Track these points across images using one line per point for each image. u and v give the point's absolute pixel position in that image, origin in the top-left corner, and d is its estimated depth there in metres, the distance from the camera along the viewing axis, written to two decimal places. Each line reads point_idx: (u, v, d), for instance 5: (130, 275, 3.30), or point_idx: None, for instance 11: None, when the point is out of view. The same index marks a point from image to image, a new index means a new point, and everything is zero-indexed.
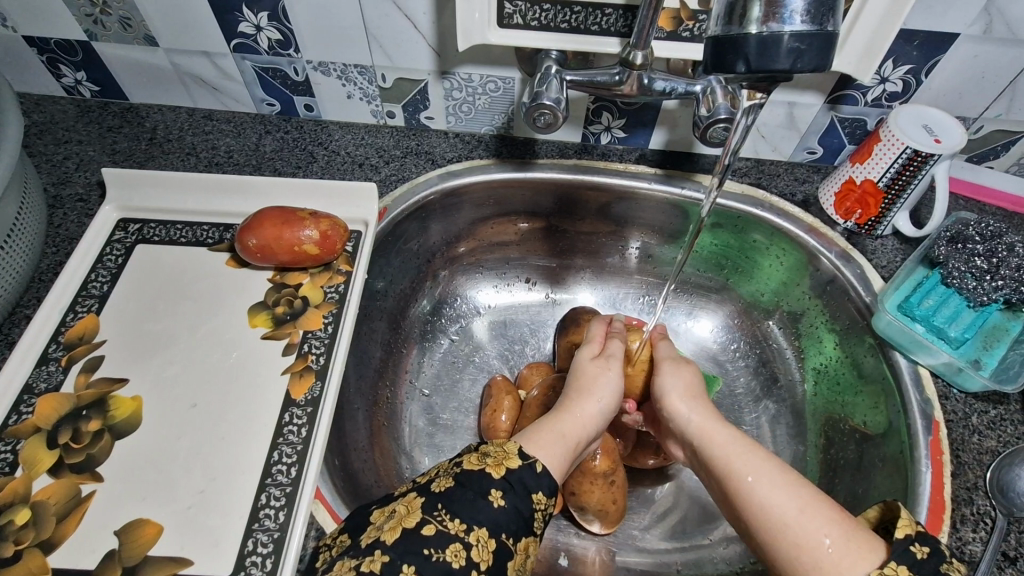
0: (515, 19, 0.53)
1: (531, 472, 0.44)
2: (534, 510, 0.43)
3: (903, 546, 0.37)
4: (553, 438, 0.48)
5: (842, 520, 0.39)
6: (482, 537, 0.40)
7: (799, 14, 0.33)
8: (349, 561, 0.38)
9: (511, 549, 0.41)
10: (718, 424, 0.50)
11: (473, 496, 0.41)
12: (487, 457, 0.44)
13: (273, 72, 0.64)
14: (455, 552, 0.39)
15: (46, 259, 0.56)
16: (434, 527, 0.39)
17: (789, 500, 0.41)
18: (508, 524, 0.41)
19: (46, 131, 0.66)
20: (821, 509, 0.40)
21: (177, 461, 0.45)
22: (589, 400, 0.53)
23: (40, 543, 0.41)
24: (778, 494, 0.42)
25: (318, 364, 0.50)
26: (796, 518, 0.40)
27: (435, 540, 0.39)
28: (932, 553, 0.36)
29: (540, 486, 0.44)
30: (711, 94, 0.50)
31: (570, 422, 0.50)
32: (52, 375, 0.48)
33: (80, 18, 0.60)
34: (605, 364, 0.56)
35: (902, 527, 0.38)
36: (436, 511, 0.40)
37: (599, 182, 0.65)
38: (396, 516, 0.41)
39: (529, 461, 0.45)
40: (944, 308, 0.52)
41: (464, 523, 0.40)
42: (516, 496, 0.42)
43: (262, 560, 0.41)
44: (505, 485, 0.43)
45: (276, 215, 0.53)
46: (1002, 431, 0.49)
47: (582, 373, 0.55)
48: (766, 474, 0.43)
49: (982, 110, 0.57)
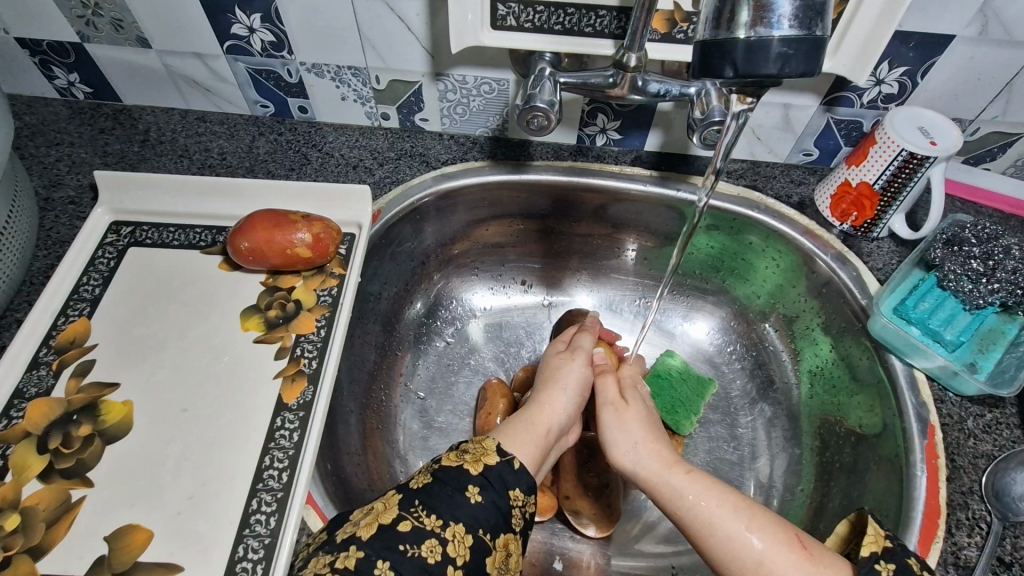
0: (509, 21, 0.53)
1: (508, 468, 0.45)
2: (511, 506, 0.43)
3: (869, 565, 0.37)
4: (522, 429, 0.50)
5: (802, 561, 0.38)
6: (459, 532, 0.40)
7: (787, 19, 0.32)
8: (325, 557, 0.37)
9: (489, 545, 0.40)
10: (667, 469, 0.47)
11: (450, 491, 0.41)
12: (465, 454, 0.45)
13: (267, 74, 0.63)
14: (430, 548, 0.38)
15: (38, 262, 0.56)
16: (410, 523, 0.39)
17: (749, 551, 0.40)
18: (486, 520, 0.41)
19: (38, 133, 0.66)
20: (781, 554, 0.39)
21: (167, 466, 0.45)
22: (557, 390, 0.54)
23: (29, 549, 0.40)
24: (737, 545, 0.40)
25: (310, 369, 0.50)
26: (757, 573, 0.39)
27: (410, 535, 0.39)
28: (897, 571, 0.36)
29: (518, 483, 0.45)
30: (705, 97, 0.50)
31: (538, 413, 0.52)
32: (43, 379, 0.48)
33: (71, 20, 0.60)
34: (570, 356, 0.57)
35: (869, 544, 0.39)
36: (413, 508, 0.40)
37: (594, 184, 0.65)
38: (374, 512, 0.40)
39: (506, 457, 0.45)
40: (939, 312, 0.53)
41: (441, 518, 0.40)
42: (494, 492, 0.43)
43: (252, 566, 0.41)
44: (483, 481, 0.43)
45: (267, 218, 0.53)
46: (997, 435, 0.49)
47: (548, 367, 0.57)
48: (722, 524, 0.42)
49: (979, 112, 0.57)
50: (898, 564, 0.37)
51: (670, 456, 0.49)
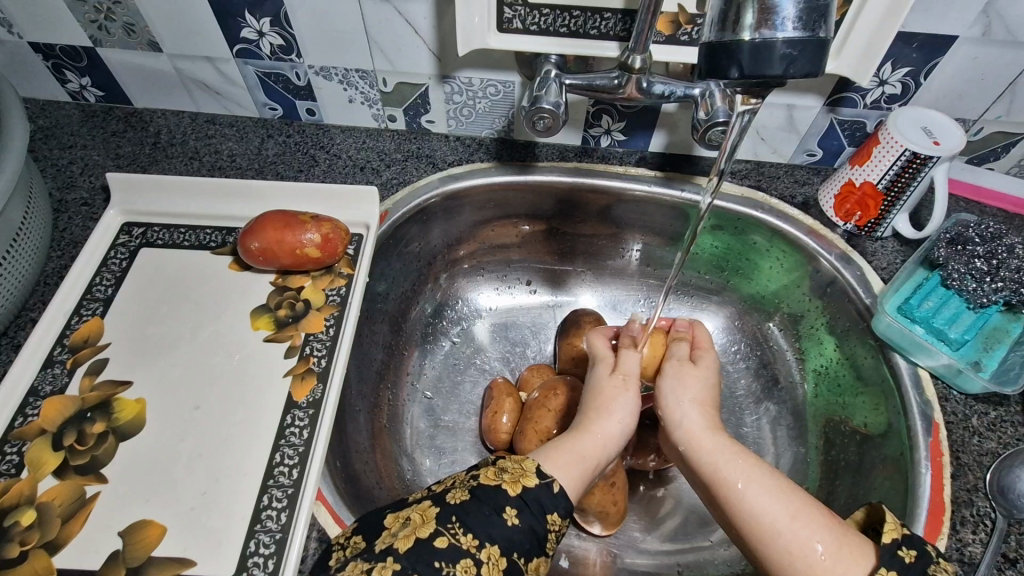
0: (515, 24, 0.53)
1: (547, 492, 0.44)
2: (548, 530, 0.43)
3: (891, 551, 0.38)
4: (574, 460, 0.48)
5: (833, 524, 0.40)
6: (494, 554, 0.40)
7: (791, 21, 0.33)
8: (361, 564, 0.39)
9: (523, 568, 0.41)
10: (709, 431, 0.49)
11: (487, 512, 0.42)
12: (504, 473, 0.44)
13: (275, 77, 0.64)
14: (465, 567, 0.39)
15: (51, 263, 0.57)
16: (446, 539, 0.40)
17: (783, 507, 0.42)
18: (521, 543, 0.41)
19: (51, 135, 0.67)
20: (812, 516, 0.41)
21: (180, 462, 0.45)
22: (609, 420, 0.51)
23: (45, 543, 0.41)
24: (770, 501, 0.42)
25: (319, 367, 0.51)
26: (789, 525, 0.41)
27: (447, 553, 0.39)
28: (919, 557, 0.37)
29: (555, 506, 0.44)
30: (709, 98, 0.50)
31: (589, 442, 0.50)
32: (58, 377, 0.49)
33: (84, 25, 0.61)
34: (623, 382, 0.54)
35: (889, 530, 0.39)
36: (450, 524, 0.41)
37: (599, 185, 0.65)
38: (410, 525, 0.41)
39: (546, 480, 0.45)
40: (943, 310, 0.53)
41: (476, 538, 0.40)
42: (530, 514, 0.43)
43: (265, 561, 0.41)
44: (520, 504, 0.43)
45: (277, 218, 0.53)
46: (1002, 433, 0.49)
47: (598, 393, 0.54)
48: (758, 484, 0.44)
49: (982, 112, 0.57)
50: (918, 551, 0.38)
51: (714, 422, 0.51)
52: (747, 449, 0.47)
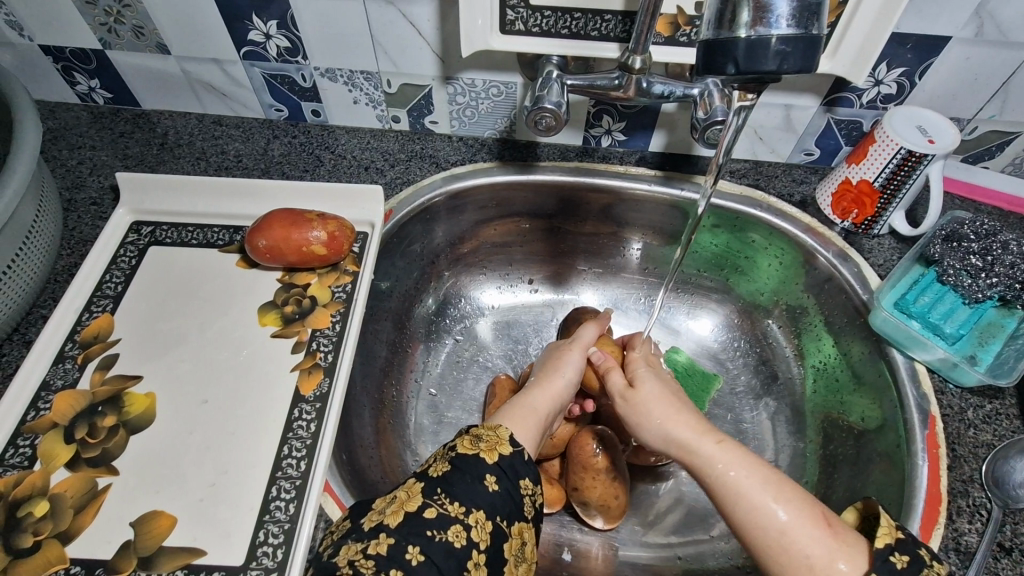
0: (518, 25, 0.54)
1: (520, 458, 0.46)
2: (523, 495, 0.44)
3: (883, 556, 0.38)
4: (523, 411, 0.51)
5: (826, 537, 0.40)
6: (481, 519, 0.41)
7: (785, 19, 0.34)
8: (355, 545, 0.39)
9: (506, 532, 0.42)
10: (698, 440, 0.48)
11: (470, 480, 0.43)
12: (480, 442, 0.46)
13: (282, 79, 0.65)
14: (455, 533, 0.40)
15: (62, 261, 0.58)
16: (435, 509, 0.41)
17: (773, 521, 0.41)
18: (501, 508, 0.42)
19: (61, 137, 0.68)
20: (807, 527, 0.41)
21: (188, 455, 0.46)
22: (556, 377, 0.56)
23: (58, 534, 0.42)
24: (762, 515, 0.42)
25: (325, 362, 0.52)
26: (778, 540, 0.41)
27: (436, 522, 0.40)
28: (911, 562, 0.38)
29: (528, 472, 0.45)
30: (708, 98, 0.52)
31: (539, 397, 0.54)
32: (69, 372, 0.50)
33: (94, 28, 0.62)
34: (571, 348, 0.59)
35: (881, 536, 0.39)
36: (436, 495, 0.42)
37: (600, 184, 0.67)
38: (398, 501, 0.42)
39: (519, 448, 0.46)
40: (938, 306, 0.54)
41: (463, 505, 0.41)
42: (509, 481, 0.44)
43: (273, 550, 0.42)
44: (498, 471, 0.44)
45: (285, 216, 0.54)
46: (997, 425, 0.50)
47: (548, 358, 0.59)
48: (749, 497, 0.43)
49: (976, 111, 0.58)
50: (911, 556, 0.38)
51: (700, 425, 0.49)
52: (744, 453, 0.46)
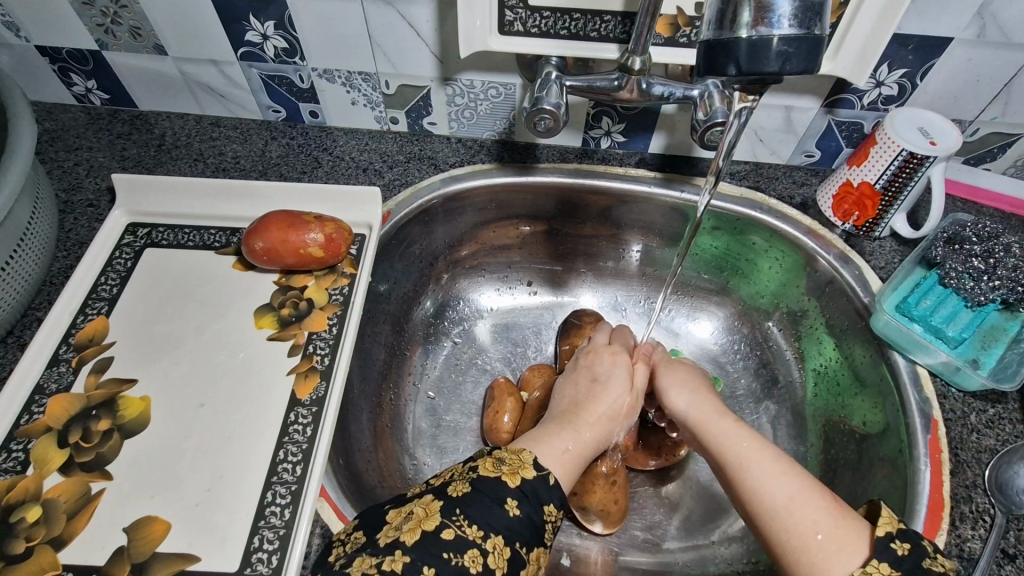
0: (516, 26, 0.54)
1: (543, 484, 0.45)
2: (544, 520, 0.44)
3: (884, 543, 0.38)
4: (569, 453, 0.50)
5: (833, 509, 0.41)
6: (499, 544, 0.41)
7: (787, 19, 0.33)
8: (370, 557, 0.38)
9: (523, 558, 0.41)
10: (716, 415, 0.52)
11: (489, 502, 0.42)
12: (502, 465, 0.45)
13: (279, 80, 0.65)
14: (472, 558, 0.39)
15: (57, 263, 0.57)
16: (453, 531, 0.40)
17: (780, 488, 0.43)
18: (521, 532, 0.42)
19: (57, 138, 0.68)
20: (813, 498, 0.42)
21: (184, 460, 0.46)
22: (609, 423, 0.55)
23: (51, 539, 0.41)
24: (769, 480, 0.44)
25: (323, 365, 0.51)
26: (786, 504, 0.42)
27: (454, 544, 0.40)
28: (913, 550, 0.37)
29: (551, 497, 0.45)
30: (708, 99, 0.51)
31: (590, 442, 0.52)
32: (63, 375, 0.49)
33: (91, 28, 0.62)
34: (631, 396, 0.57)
35: (883, 524, 0.39)
36: (455, 516, 0.41)
37: (599, 186, 0.66)
38: (415, 518, 0.41)
39: (542, 472, 0.46)
40: (940, 309, 0.53)
41: (481, 528, 0.41)
42: (529, 505, 0.43)
43: (268, 557, 0.42)
44: (519, 494, 0.43)
45: (281, 218, 0.54)
46: (1000, 430, 0.49)
47: (604, 393, 0.56)
48: (758, 463, 0.45)
49: (978, 113, 0.58)
50: (913, 544, 0.38)
51: (720, 406, 0.53)
52: (751, 433, 0.49)
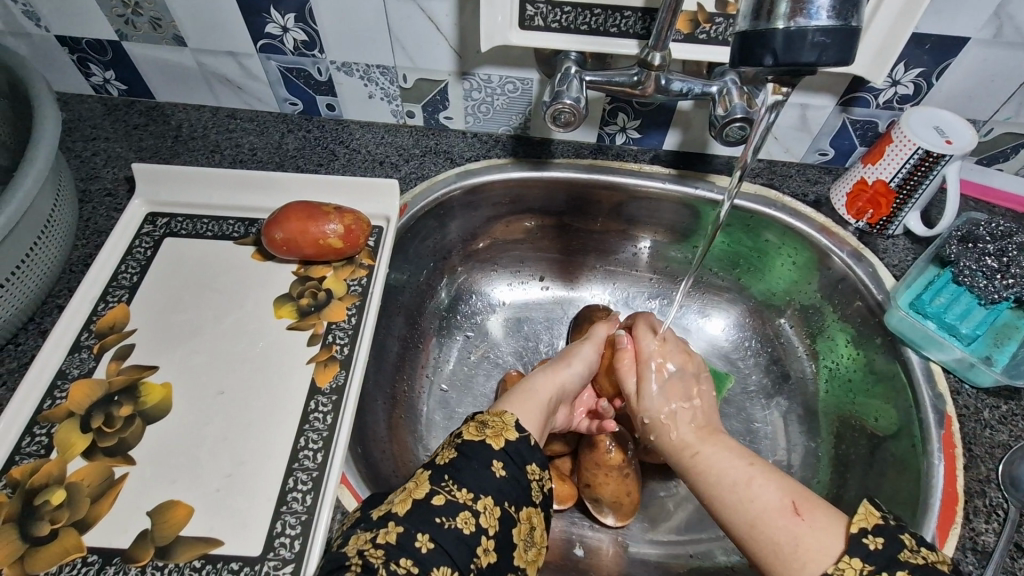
0: (537, 21, 0.54)
1: (526, 444, 0.46)
2: (530, 480, 0.44)
3: (857, 539, 0.38)
4: (535, 400, 0.52)
5: (793, 524, 0.40)
6: (489, 505, 0.41)
7: (825, 10, 0.34)
8: (365, 534, 0.39)
9: (513, 516, 0.42)
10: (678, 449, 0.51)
11: (477, 466, 0.42)
12: (485, 428, 0.45)
13: (297, 72, 0.65)
14: (465, 520, 0.40)
15: (77, 251, 0.58)
16: (444, 497, 0.41)
17: (739, 516, 0.43)
18: (510, 494, 0.42)
19: (75, 128, 0.68)
20: (773, 519, 0.42)
21: (205, 446, 0.46)
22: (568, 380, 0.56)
23: (75, 522, 0.42)
24: (732, 511, 0.44)
25: (342, 355, 0.52)
26: (749, 533, 0.42)
27: (445, 508, 0.40)
28: (887, 543, 0.37)
29: (534, 457, 0.45)
30: (727, 95, 0.52)
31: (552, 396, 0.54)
32: (85, 361, 0.50)
33: (112, 19, 0.62)
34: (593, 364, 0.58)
35: (855, 520, 0.39)
36: (444, 482, 0.41)
37: (613, 182, 0.66)
38: (407, 490, 0.42)
39: (525, 433, 0.46)
40: (954, 307, 0.54)
41: (471, 491, 0.41)
42: (514, 466, 0.44)
43: (291, 541, 0.42)
44: (505, 456, 0.44)
45: (301, 208, 0.54)
46: (1013, 426, 0.50)
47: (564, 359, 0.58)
48: (720, 495, 0.45)
49: (992, 113, 0.58)
50: (887, 538, 0.38)
51: (683, 432, 0.52)
52: (712, 459, 0.48)
